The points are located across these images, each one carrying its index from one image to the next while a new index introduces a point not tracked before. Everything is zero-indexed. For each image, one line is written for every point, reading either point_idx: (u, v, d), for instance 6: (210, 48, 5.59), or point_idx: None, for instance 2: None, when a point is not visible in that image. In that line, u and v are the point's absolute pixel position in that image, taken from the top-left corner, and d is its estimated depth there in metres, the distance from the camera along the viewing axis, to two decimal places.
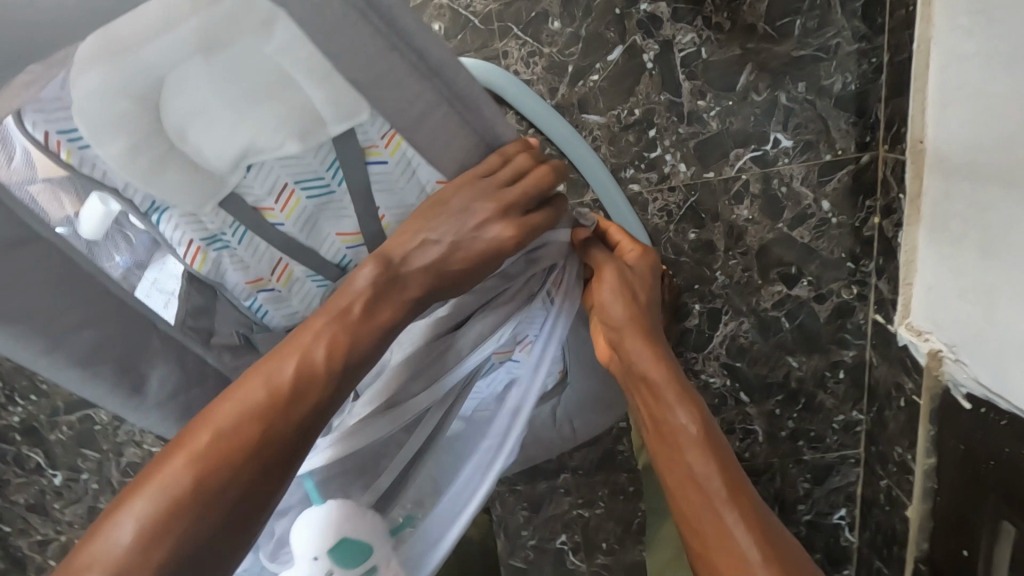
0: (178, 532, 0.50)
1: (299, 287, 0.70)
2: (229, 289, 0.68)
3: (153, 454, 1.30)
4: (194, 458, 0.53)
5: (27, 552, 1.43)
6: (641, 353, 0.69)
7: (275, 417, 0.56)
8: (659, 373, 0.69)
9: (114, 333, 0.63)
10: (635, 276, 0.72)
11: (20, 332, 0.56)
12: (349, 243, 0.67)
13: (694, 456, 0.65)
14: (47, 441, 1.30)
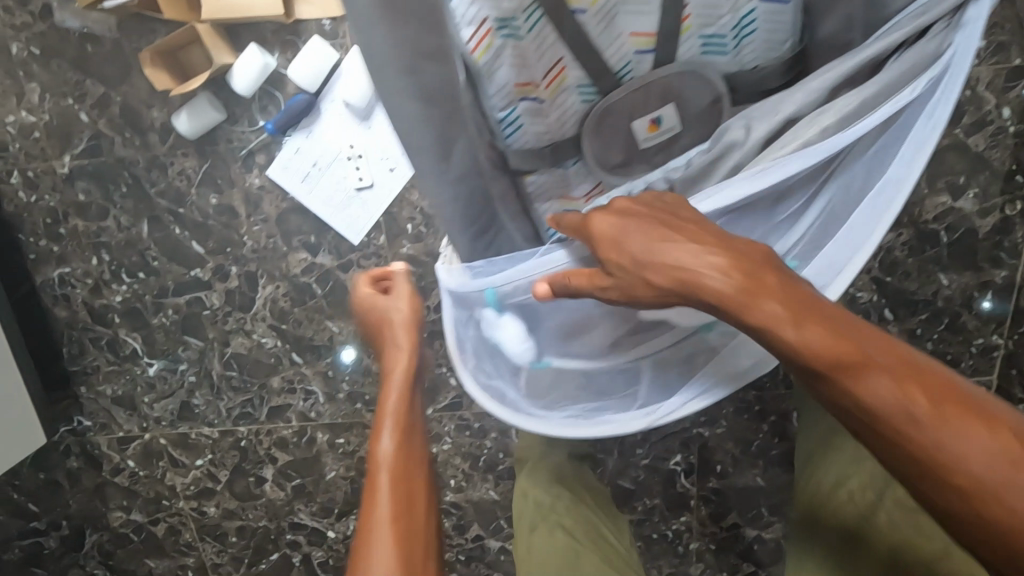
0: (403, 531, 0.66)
1: (563, 99, 0.66)
2: (492, 95, 0.62)
3: (262, 346, 1.24)
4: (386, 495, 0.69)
5: (106, 450, 1.35)
6: (742, 296, 0.51)
7: (405, 434, 0.73)
8: (794, 288, 0.50)
9: (449, 83, 0.52)
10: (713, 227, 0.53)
11: (387, 43, 0.47)
12: (640, 46, 0.63)
13: (875, 378, 0.48)
14: (149, 326, 1.23)
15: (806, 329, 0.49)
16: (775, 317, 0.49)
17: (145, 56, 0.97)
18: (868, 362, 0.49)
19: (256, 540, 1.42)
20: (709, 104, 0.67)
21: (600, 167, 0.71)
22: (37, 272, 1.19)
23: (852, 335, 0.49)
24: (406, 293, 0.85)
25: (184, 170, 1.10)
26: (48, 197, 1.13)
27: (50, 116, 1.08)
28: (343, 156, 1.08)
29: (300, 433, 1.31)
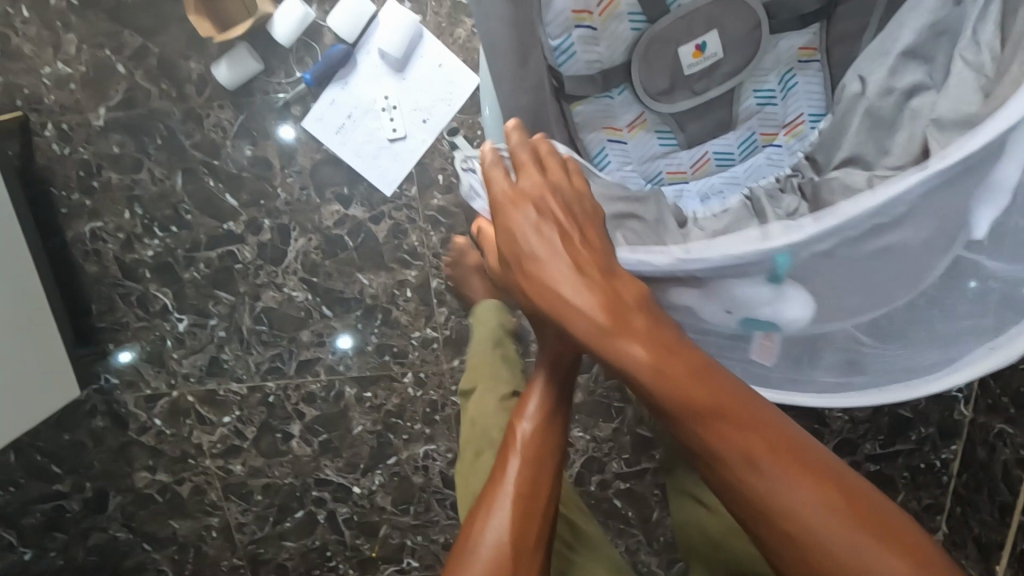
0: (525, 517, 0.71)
1: (615, 26, 0.71)
2: (553, 21, 0.68)
3: (293, 299, 1.26)
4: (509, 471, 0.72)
5: (132, 409, 1.36)
6: (594, 301, 0.58)
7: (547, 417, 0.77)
8: (645, 319, 0.58)
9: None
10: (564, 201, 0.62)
11: None
12: None
13: (662, 372, 0.56)
14: (180, 280, 1.25)
15: (626, 330, 0.57)
16: (586, 331, 0.58)
17: (190, 1, 0.98)
18: (645, 355, 0.57)
19: (280, 498, 1.44)
20: (750, 33, 0.73)
21: (647, 93, 0.76)
22: (68, 226, 1.20)
23: (680, 351, 0.57)
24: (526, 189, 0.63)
25: (220, 122, 1.13)
26: (82, 150, 1.15)
27: (86, 67, 1.10)
28: (377, 107, 1.12)
29: (328, 387, 1.34)
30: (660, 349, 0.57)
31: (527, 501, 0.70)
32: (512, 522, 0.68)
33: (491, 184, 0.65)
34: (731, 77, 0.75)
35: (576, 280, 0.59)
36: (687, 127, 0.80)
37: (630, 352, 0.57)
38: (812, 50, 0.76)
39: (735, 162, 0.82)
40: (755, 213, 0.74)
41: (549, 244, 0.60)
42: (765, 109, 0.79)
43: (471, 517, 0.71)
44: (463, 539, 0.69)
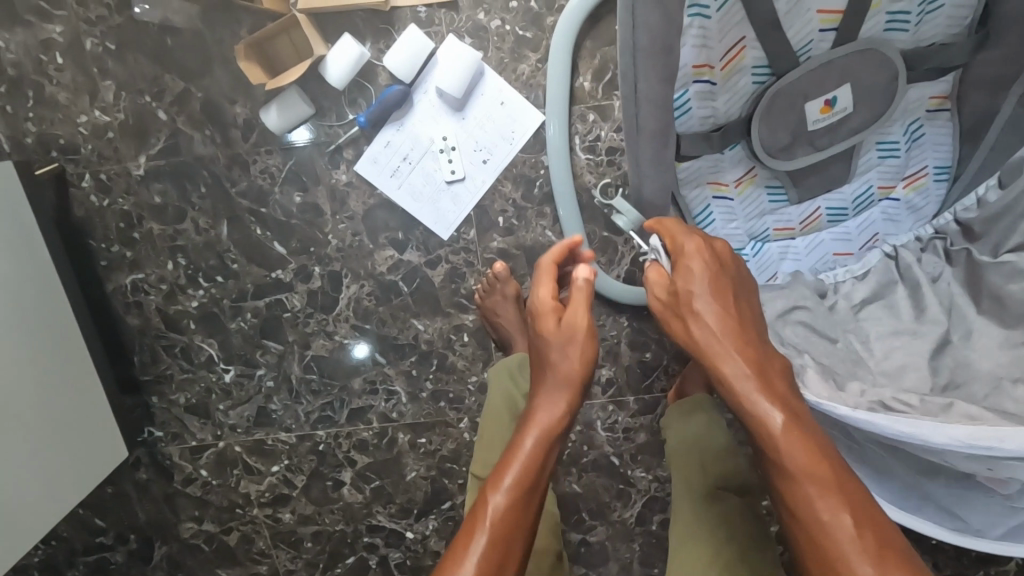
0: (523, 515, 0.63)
1: (736, 80, 0.63)
2: (676, 76, 0.60)
3: (344, 347, 1.20)
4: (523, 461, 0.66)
5: (178, 461, 1.31)
6: (772, 409, 0.57)
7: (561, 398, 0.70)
8: (819, 435, 0.57)
9: (667, 49, 0.56)
10: (717, 288, 0.62)
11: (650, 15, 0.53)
12: (825, 25, 0.60)
13: (817, 489, 0.55)
14: (226, 331, 1.19)
15: (788, 438, 0.56)
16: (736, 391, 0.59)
17: (241, 48, 0.93)
18: (809, 465, 0.55)
19: (332, 545, 1.36)
20: (885, 83, 0.65)
21: (764, 151, 0.68)
22: (108, 279, 1.14)
23: (837, 463, 0.56)
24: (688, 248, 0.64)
25: (267, 168, 1.07)
26: (122, 201, 1.09)
27: (126, 115, 1.04)
28: (435, 148, 1.06)
29: (380, 434, 1.27)
30: (820, 458, 0.55)
31: (506, 555, 0.61)
32: (489, 572, 0.60)
33: (688, 271, 0.63)
34: (858, 131, 0.69)
35: (752, 387, 0.58)
36: (800, 183, 0.72)
37: (797, 464, 0.56)
38: (943, 98, 0.70)
39: (847, 216, 0.77)
40: (900, 273, 0.78)
41: (729, 341, 0.60)
42: (886, 162, 0.73)
43: (447, 554, 0.62)
44: (436, 575, 0.60)
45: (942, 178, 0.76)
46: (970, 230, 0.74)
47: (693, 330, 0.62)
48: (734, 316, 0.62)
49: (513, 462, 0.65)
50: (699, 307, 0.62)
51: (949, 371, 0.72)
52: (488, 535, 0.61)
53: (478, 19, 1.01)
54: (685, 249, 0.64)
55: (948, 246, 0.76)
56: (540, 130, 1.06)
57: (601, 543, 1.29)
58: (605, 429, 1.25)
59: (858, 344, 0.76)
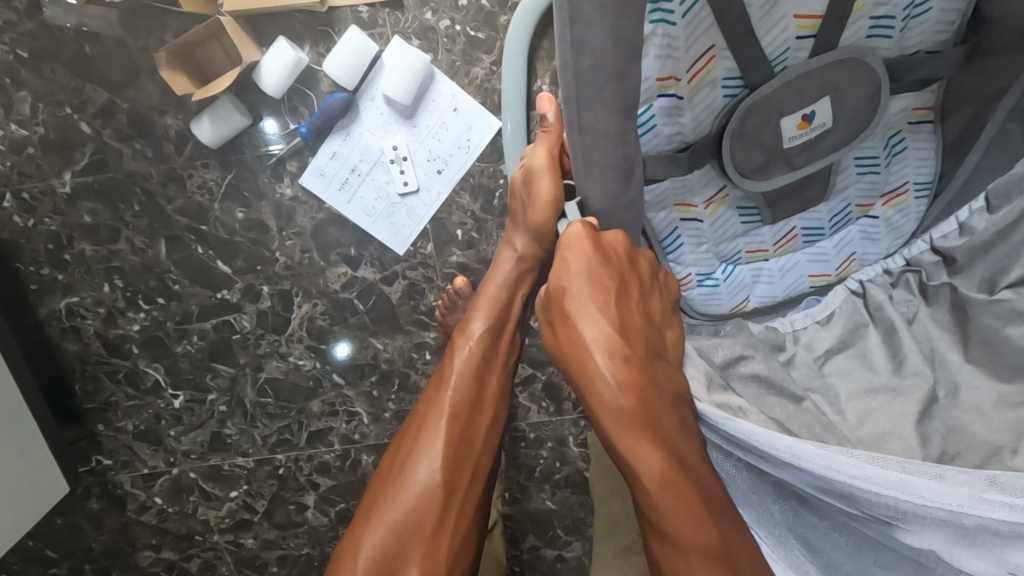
0: (452, 469, 0.66)
1: (706, 94, 0.55)
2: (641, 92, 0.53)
3: (299, 368, 1.11)
4: (451, 418, 0.68)
5: (130, 489, 1.19)
6: (651, 453, 0.53)
7: (485, 358, 0.72)
8: (704, 483, 0.54)
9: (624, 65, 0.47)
10: (596, 284, 0.58)
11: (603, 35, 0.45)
12: (803, 31, 0.53)
13: (696, 558, 0.52)
14: (172, 355, 1.11)
15: (664, 493, 0.53)
16: (606, 406, 0.55)
17: (161, 57, 0.87)
18: (693, 538, 0.52)
19: (299, 569, 1.21)
20: (868, 96, 0.59)
21: (737, 171, 0.60)
22: (40, 303, 1.07)
23: (725, 525, 0.52)
24: (578, 240, 0.59)
25: (205, 183, 1.01)
26: (49, 221, 1.02)
27: (46, 129, 0.98)
28: (386, 159, 1.00)
29: (343, 457, 1.15)
30: (707, 521, 0.52)
31: (460, 438, 0.68)
32: (448, 455, 0.67)
33: (568, 269, 0.59)
34: (838, 150, 0.62)
35: (623, 425, 0.54)
36: (775, 205, 0.66)
37: (682, 534, 0.52)
38: (927, 110, 0.65)
39: (824, 236, 0.71)
40: (870, 314, 0.72)
41: (609, 368, 0.55)
42: (866, 178, 0.67)
43: (403, 441, 0.69)
44: (396, 459, 0.68)
45: (924, 194, 0.70)
46: (951, 259, 0.68)
47: (567, 339, 0.58)
48: (619, 337, 0.57)
49: (461, 354, 0.72)
50: (574, 308, 0.58)
51: (942, 439, 0.65)
52: (444, 423, 0.68)
53: (426, 19, 0.95)
54: (569, 240, 0.59)
55: (923, 280, 0.71)
56: (497, 137, 0.99)
57: (578, 558, 1.23)
58: (577, 444, 1.20)
59: (829, 410, 0.69)
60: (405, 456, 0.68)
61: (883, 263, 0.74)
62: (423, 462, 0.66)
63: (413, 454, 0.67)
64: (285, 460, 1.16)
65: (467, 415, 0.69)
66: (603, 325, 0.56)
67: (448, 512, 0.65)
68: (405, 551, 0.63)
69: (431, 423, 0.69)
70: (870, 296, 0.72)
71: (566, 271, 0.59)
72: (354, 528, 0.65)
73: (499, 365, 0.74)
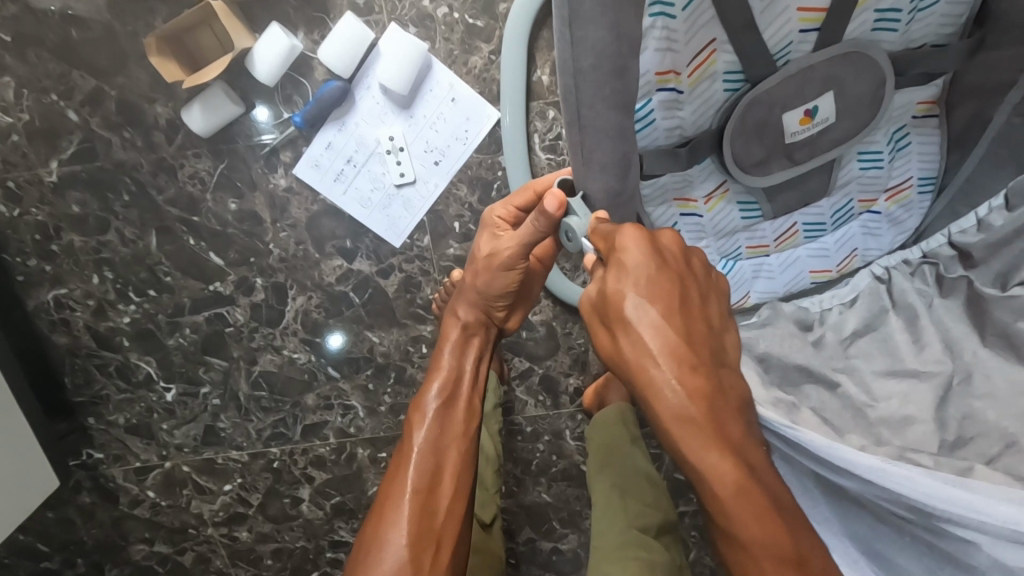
0: (425, 538, 0.65)
1: (706, 88, 0.53)
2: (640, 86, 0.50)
3: (294, 362, 1.10)
4: (416, 491, 0.67)
5: (122, 483, 1.17)
6: (725, 462, 0.47)
7: (444, 424, 0.73)
8: (777, 493, 0.49)
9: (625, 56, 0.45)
10: (647, 288, 0.50)
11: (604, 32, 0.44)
12: (806, 25, 0.51)
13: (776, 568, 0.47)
14: (164, 348, 1.09)
15: (741, 504, 0.47)
16: (676, 426, 0.48)
17: (149, 43, 0.86)
18: (769, 544, 0.47)
19: (294, 562, 1.20)
20: (873, 89, 0.57)
21: (738, 166, 0.58)
22: (28, 295, 1.04)
23: (795, 532, 0.48)
24: (632, 239, 0.51)
25: (197, 173, 0.99)
26: (36, 211, 1.00)
27: (32, 116, 0.95)
28: (381, 150, 0.98)
29: (338, 450, 1.14)
30: (781, 528, 0.47)
31: (426, 508, 0.66)
32: (412, 531, 0.64)
33: (623, 274, 0.51)
34: (841, 144, 0.60)
35: (698, 442, 0.48)
36: (775, 198, 0.65)
37: (764, 548, 0.47)
38: (932, 104, 0.63)
39: (825, 232, 0.70)
40: (885, 304, 0.70)
41: (676, 379, 0.48)
42: (868, 173, 0.66)
43: (368, 523, 0.68)
44: (364, 542, 0.66)
45: (927, 190, 0.70)
46: (967, 255, 0.67)
47: (627, 346, 0.50)
48: (682, 341, 0.49)
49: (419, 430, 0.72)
50: (633, 318, 0.50)
51: (958, 425, 0.63)
52: (405, 500, 0.66)
53: (423, 6, 0.93)
54: (622, 237, 0.51)
55: (940, 271, 0.69)
56: (495, 128, 0.98)
57: (573, 551, 1.23)
58: (574, 438, 1.19)
59: (856, 391, 0.67)
60: (371, 539, 0.65)
61: (901, 254, 0.72)
62: (392, 541, 0.64)
63: (379, 535, 0.65)
64: (279, 454, 1.15)
65: (428, 487, 0.68)
66: (666, 338, 0.49)
67: None
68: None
69: (394, 501, 0.67)
70: (895, 284, 0.70)
71: (618, 270, 0.51)
72: None
73: (459, 435, 0.73)
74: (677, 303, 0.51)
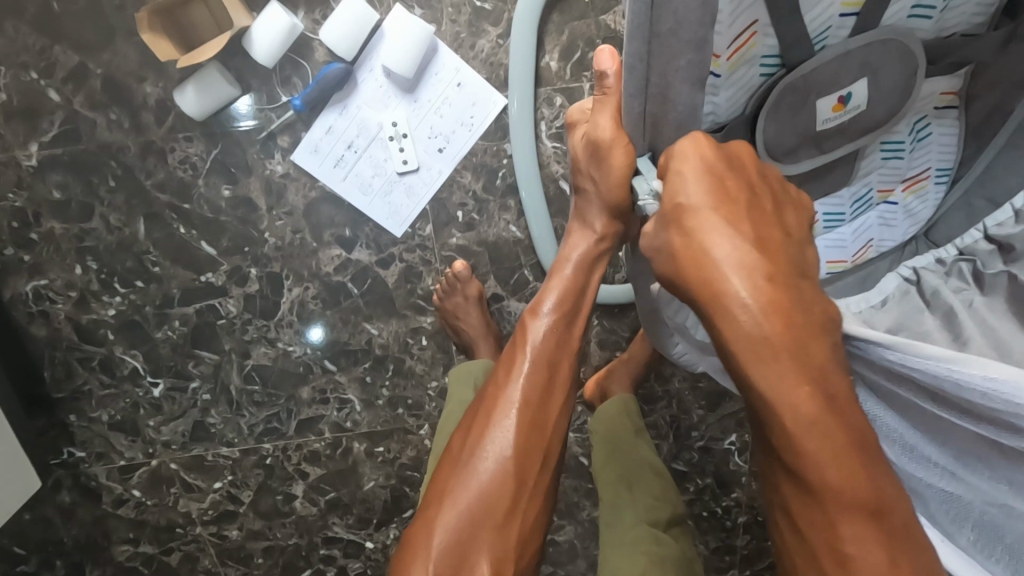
0: (526, 447, 0.63)
1: (744, 72, 0.51)
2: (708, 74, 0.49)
3: (288, 355, 1.06)
4: (518, 403, 0.64)
5: (106, 482, 1.12)
6: (798, 385, 0.42)
7: (558, 340, 0.68)
8: (860, 429, 0.43)
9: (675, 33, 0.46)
10: (700, 189, 0.48)
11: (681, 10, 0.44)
12: (846, 9, 0.50)
13: (844, 507, 0.42)
14: (150, 341, 1.04)
15: (812, 433, 0.42)
16: (750, 339, 0.43)
17: (142, 17, 0.82)
18: (842, 485, 0.42)
19: (285, 560, 1.16)
20: (904, 79, 0.57)
21: (767, 154, 0.58)
22: (5, 285, 0.99)
23: (874, 474, 0.43)
24: (699, 152, 0.48)
25: (188, 157, 0.95)
26: (13, 196, 0.95)
27: (10, 95, 0.90)
28: (384, 135, 0.95)
29: (334, 445, 1.11)
30: (862, 473, 0.42)
31: (532, 422, 0.64)
32: (519, 440, 0.63)
33: (683, 181, 0.48)
34: (866, 133, 0.61)
35: (776, 361, 0.43)
36: (798, 188, 0.65)
37: (834, 490, 0.42)
38: (953, 94, 0.63)
39: (843, 221, 0.71)
40: (921, 297, 0.65)
41: (751, 289, 0.43)
42: (889, 164, 0.66)
43: (472, 422, 0.65)
44: (463, 444, 0.64)
45: (943, 180, 0.70)
46: (1007, 248, 0.61)
47: (690, 254, 0.46)
48: (758, 249, 0.45)
49: (530, 342, 0.67)
50: (704, 221, 0.47)
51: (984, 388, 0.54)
52: (514, 410, 0.64)
53: None
54: (680, 149, 0.49)
55: (977, 269, 0.63)
56: (502, 115, 0.96)
57: (570, 542, 1.22)
58: (574, 428, 1.19)
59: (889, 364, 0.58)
60: (463, 451, 0.64)
61: (936, 253, 0.68)
62: (490, 450, 0.62)
63: (468, 443, 0.64)
64: (271, 449, 1.12)
65: (540, 399, 0.65)
66: (742, 244, 0.45)
67: (522, 489, 0.63)
68: (475, 535, 0.61)
69: (485, 414, 0.65)
70: (927, 282, 0.65)
71: (671, 170, 0.49)
72: (415, 520, 0.63)
73: (570, 348, 0.70)
74: (740, 213, 0.47)
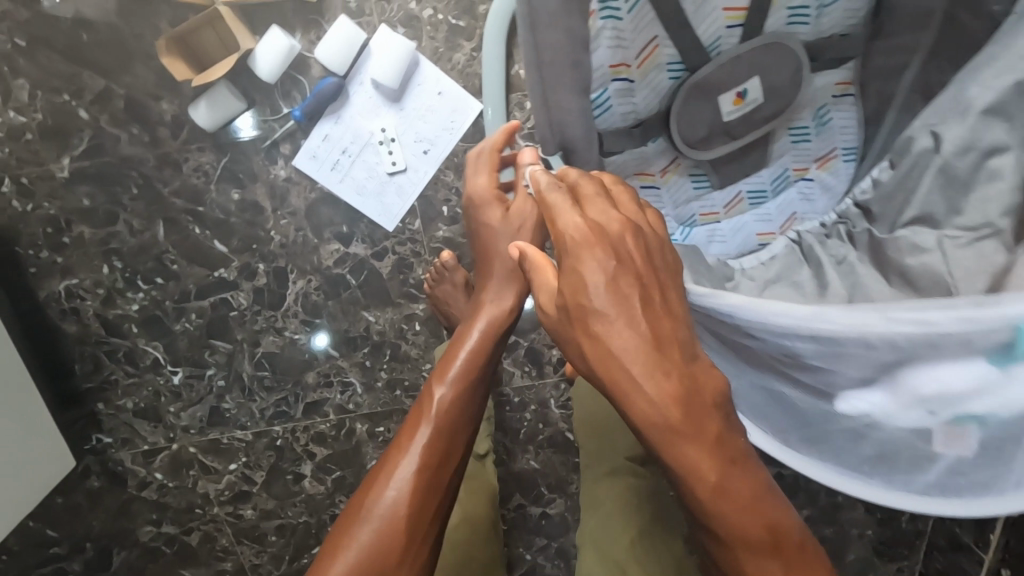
0: (431, 478, 0.66)
1: (654, 75, 0.66)
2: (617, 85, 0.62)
3: (295, 343, 1.17)
4: (421, 442, 0.67)
5: (131, 465, 1.23)
6: (673, 421, 0.48)
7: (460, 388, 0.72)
8: (753, 477, 0.51)
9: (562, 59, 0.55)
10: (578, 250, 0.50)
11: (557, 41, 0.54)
12: (731, 21, 0.65)
13: (719, 510, 0.50)
14: (170, 333, 1.16)
15: (692, 457, 0.48)
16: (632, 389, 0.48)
17: (161, 43, 0.95)
18: (719, 491, 0.49)
19: (297, 538, 1.26)
20: (791, 73, 0.71)
21: (686, 143, 0.72)
22: (39, 286, 1.11)
23: (744, 481, 0.50)
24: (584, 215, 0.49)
25: (201, 166, 1.06)
26: (47, 205, 1.07)
27: (44, 116, 1.02)
28: (375, 140, 1.07)
29: (338, 426, 1.22)
30: (732, 482, 0.49)
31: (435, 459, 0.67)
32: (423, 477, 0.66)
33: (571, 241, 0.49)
34: (769, 121, 0.75)
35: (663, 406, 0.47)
36: (721, 169, 0.77)
37: (709, 501, 0.49)
38: (847, 84, 0.76)
39: (767, 198, 0.82)
40: (805, 256, 0.80)
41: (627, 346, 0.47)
42: (799, 146, 0.79)
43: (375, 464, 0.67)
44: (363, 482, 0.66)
45: (852, 158, 0.81)
46: (870, 210, 0.77)
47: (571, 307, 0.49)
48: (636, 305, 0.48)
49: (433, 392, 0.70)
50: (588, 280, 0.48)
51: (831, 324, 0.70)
52: (418, 449, 0.66)
53: (410, 8, 1.02)
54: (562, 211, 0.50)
55: (850, 229, 0.79)
56: (478, 119, 1.07)
57: (560, 514, 1.31)
58: (559, 406, 1.29)
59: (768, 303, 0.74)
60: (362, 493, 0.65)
61: (821, 218, 0.82)
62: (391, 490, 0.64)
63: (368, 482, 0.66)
64: (281, 432, 1.22)
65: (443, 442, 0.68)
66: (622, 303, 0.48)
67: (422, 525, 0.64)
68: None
69: (390, 455, 0.66)
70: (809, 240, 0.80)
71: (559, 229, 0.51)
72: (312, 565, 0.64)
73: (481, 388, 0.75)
74: (633, 302, 0.48)
